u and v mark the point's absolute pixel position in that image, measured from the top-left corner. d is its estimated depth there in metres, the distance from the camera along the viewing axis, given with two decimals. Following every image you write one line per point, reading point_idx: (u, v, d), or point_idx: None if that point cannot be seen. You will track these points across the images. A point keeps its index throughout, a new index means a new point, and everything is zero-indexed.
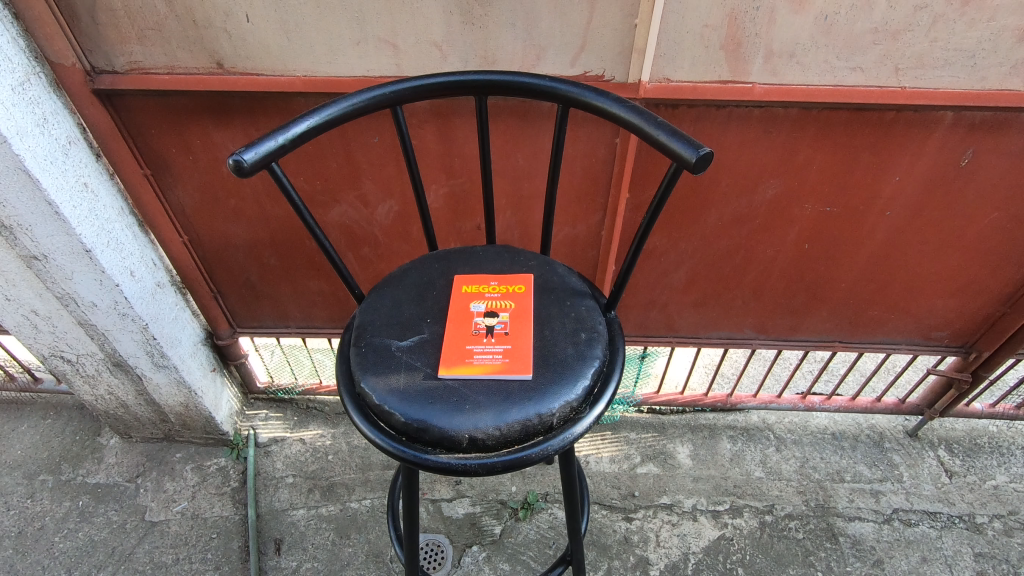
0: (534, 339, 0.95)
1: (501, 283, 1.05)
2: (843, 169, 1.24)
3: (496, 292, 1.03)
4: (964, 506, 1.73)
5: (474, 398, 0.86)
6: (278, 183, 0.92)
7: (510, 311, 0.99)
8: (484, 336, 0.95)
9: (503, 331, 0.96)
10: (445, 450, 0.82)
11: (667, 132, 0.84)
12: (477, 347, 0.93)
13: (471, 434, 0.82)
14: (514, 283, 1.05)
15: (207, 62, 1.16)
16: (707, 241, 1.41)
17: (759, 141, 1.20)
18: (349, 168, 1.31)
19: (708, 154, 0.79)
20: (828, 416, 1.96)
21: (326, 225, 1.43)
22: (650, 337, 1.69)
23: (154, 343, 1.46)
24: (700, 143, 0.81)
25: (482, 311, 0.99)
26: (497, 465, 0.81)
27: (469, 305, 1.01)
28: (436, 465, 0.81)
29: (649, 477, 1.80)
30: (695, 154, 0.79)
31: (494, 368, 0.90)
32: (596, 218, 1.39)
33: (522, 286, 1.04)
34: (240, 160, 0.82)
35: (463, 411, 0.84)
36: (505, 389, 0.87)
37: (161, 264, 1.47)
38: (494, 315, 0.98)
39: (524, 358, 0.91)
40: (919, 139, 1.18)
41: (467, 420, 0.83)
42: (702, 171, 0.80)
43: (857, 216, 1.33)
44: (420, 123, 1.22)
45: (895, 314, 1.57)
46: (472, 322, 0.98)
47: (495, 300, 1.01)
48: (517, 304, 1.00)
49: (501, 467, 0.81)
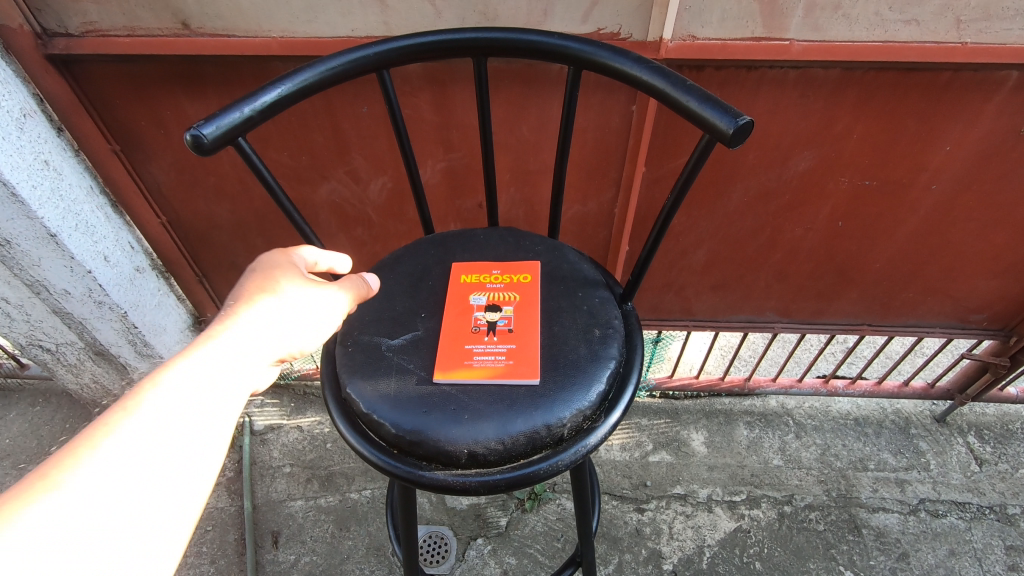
0: (541, 338, 0.84)
1: (503, 271, 0.95)
2: (886, 139, 1.11)
3: (498, 282, 0.93)
4: (994, 496, 1.64)
5: (473, 406, 0.76)
6: (246, 158, 0.81)
7: (514, 305, 0.88)
8: (484, 334, 0.85)
9: (506, 328, 0.85)
10: (441, 466, 0.73)
11: (698, 97, 0.71)
12: (477, 346, 0.83)
13: (470, 448, 0.73)
14: (517, 271, 0.94)
15: (171, 22, 1.03)
16: (730, 219, 1.29)
17: (794, 109, 1.07)
18: (336, 141, 1.19)
19: (748, 125, 0.67)
20: (851, 401, 1.86)
21: (316, 204, 1.32)
22: (665, 321, 1.59)
23: (135, 331, 1.38)
24: (737, 111, 0.69)
25: (483, 305, 0.89)
26: (499, 483, 0.71)
27: (467, 297, 0.90)
28: (431, 484, 0.71)
29: (662, 465, 1.71)
30: (733, 125, 0.67)
31: (496, 371, 0.79)
32: (608, 194, 1.27)
33: (527, 274, 0.94)
34: (198, 135, 0.71)
35: (460, 422, 0.75)
36: (507, 395, 0.77)
37: (139, 247, 1.37)
38: (496, 308, 0.88)
39: (533, 360, 0.81)
40: (976, 105, 1.04)
41: (465, 432, 0.74)
42: (739, 146, 0.69)
43: (899, 191, 1.20)
44: (412, 91, 1.09)
45: (932, 296, 1.45)
46: (472, 318, 0.87)
47: (496, 291, 0.91)
48: (522, 296, 0.90)
49: (506, 486, 0.71)
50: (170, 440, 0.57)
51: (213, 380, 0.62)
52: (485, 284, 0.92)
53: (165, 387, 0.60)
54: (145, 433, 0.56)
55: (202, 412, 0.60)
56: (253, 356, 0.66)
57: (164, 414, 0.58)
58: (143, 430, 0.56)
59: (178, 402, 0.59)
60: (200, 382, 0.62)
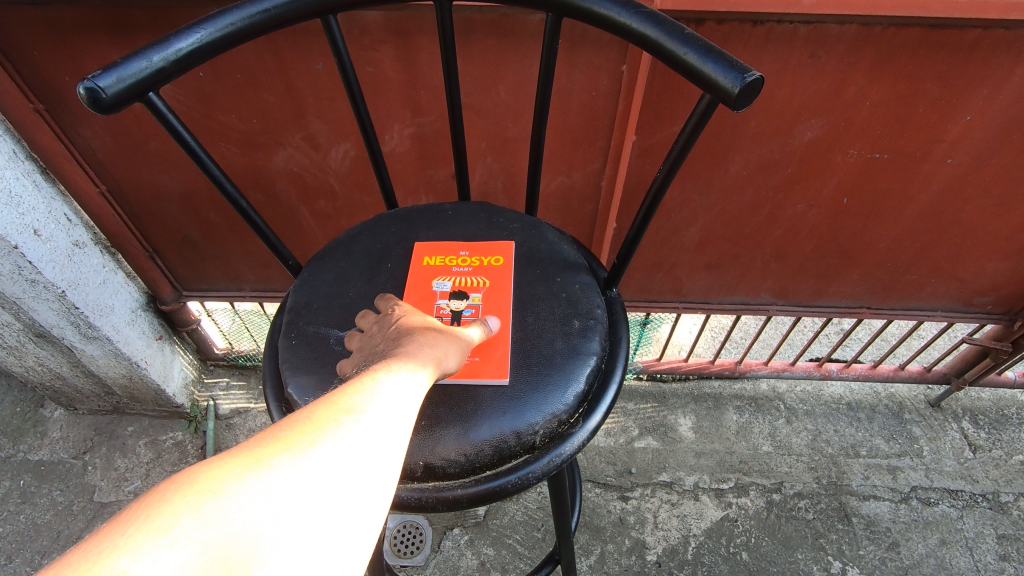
0: (513, 330, 0.75)
1: (473, 253, 0.84)
2: (901, 106, 1.00)
3: (466, 265, 0.83)
4: (987, 484, 1.60)
5: (433, 411, 0.67)
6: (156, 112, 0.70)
7: (483, 292, 0.79)
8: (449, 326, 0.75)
9: (473, 318, 0.75)
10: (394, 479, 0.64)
11: (697, 49, 0.61)
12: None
13: (427, 460, 0.64)
14: (487, 253, 0.84)
15: None
16: (726, 194, 1.18)
17: (803, 71, 0.96)
18: (290, 102, 1.06)
19: (756, 80, 0.57)
20: (844, 385, 1.80)
21: (272, 173, 1.19)
22: (654, 302, 1.50)
23: (77, 312, 1.26)
24: (744, 65, 0.58)
25: (448, 291, 0.79)
26: (461, 500, 0.62)
27: (430, 283, 0.80)
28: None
29: (647, 452, 1.64)
30: (739, 82, 0.57)
31: (461, 370, 0.70)
32: (595, 165, 1.15)
33: (499, 258, 0.83)
34: (96, 89, 0.61)
35: (417, 431, 0.65)
36: (472, 399, 0.68)
37: (77, 220, 1.24)
38: (463, 297, 0.78)
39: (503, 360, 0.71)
40: (1004, 69, 0.93)
41: (422, 442, 0.64)
42: (744, 107, 0.58)
43: (911, 164, 1.10)
44: (373, 45, 0.96)
45: (937, 278, 1.36)
46: (435, 307, 0.77)
47: (464, 277, 0.81)
48: (493, 282, 0.80)
49: (468, 502, 0.62)
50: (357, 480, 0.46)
51: (405, 414, 0.52)
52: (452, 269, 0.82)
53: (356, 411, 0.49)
54: (336, 465, 0.45)
55: (390, 442, 0.49)
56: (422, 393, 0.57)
57: (359, 440, 0.47)
58: (336, 459, 0.46)
59: (368, 433, 0.48)
60: (393, 413, 0.51)
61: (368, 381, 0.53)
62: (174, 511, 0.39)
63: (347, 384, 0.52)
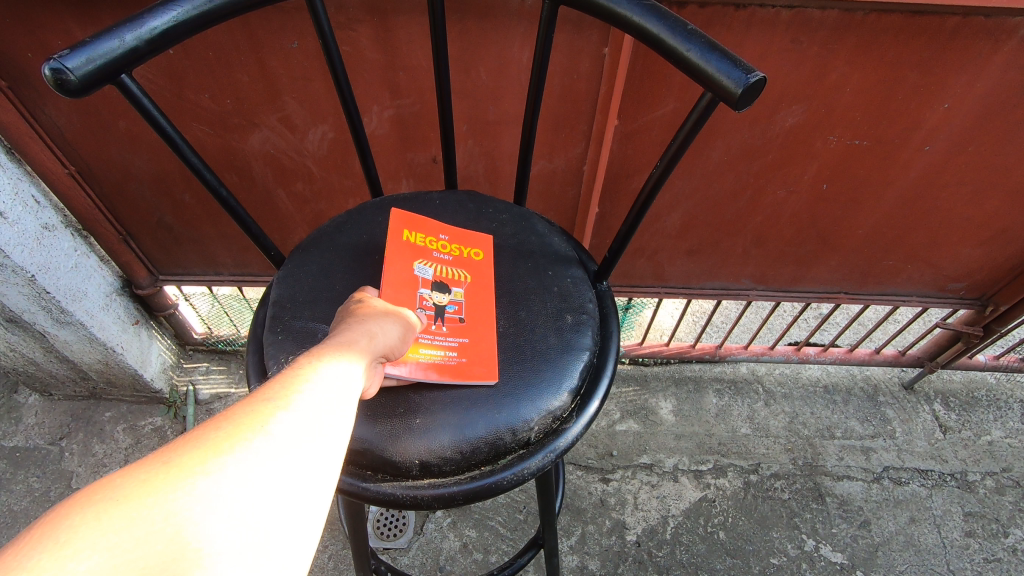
0: (496, 332, 0.75)
1: (451, 241, 0.84)
2: (881, 94, 1.01)
3: (447, 254, 0.82)
4: (956, 463, 1.64)
5: (428, 409, 0.67)
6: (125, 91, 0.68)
7: (464, 287, 0.79)
8: (434, 320, 0.74)
9: (457, 316, 0.75)
10: (388, 478, 0.64)
11: (700, 46, 0.60)
12: (424, 337, 0.72)
13: (422, 458, 0.64)
14: (468, 244, 0.84)
15: None
16: (708, 180, 1.19)
17: (785, 56, 0.95)
18: (265, 82, 1.03)
19: (761, 81, 0.57)
20: (821, 369, 1.83)
21: (248, 155, 1.16)
22: (637, 288, 1.50)
23: (48, 296, 1.23)
24: (748, 65, 0.58)
25: (429, 280, 0.77)
26: (456, 497, 0.63)
27: (411, 266, 0.78)
28: (377, 499, 0.63)
29: (629, 434, 1.66)
30: (743, 82, 0.56)
31: (448, 370, 0.70)
32: (578, 150, 1.15)
33: (478, 251, 0.84)
34: (63, 70, 0.58)
35: (413, 429, 0.66)
36: (468, 396, 0.68)
37: (46, 202, 1.20)
38: (445, 291, 0.77)
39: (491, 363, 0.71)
40: (982, 56, 0.94)
41: (417, 440, 0.65)
42: (746, 107, 0.58)
43: (890, 152, 1.11)
44: (349, 24, 0.94)
45: (913, 264, 1.38)
46: (417, 296, 0.75)
47: (444, 267, 0.80)
48: (474, 276, 0.80)
49: (463, 499, 0.63)
50: (289, 473, 0.43)
51: (343, 396, 0.51)
52: (432, 256, 0.81)
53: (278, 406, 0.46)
54: (262, 463, 0.42)
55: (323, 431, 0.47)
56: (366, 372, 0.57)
57: (289, 434, 0.45)
58: (262, 456, 0.43)
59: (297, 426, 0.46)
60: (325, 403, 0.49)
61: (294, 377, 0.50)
62: (70, 528, 0.36)
63: (276, 376, 0.50)
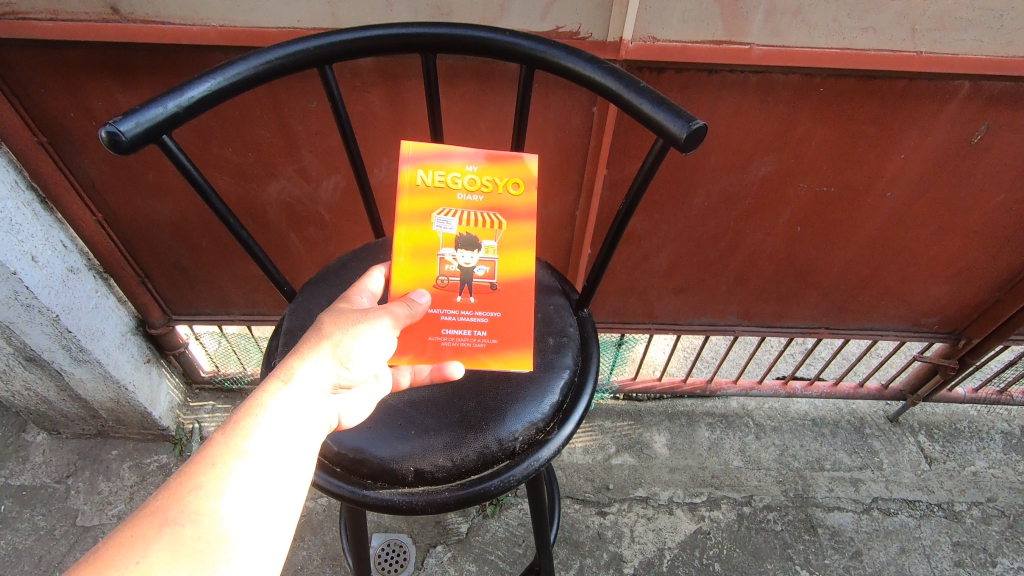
0: (526, 303, 0.77)
1: (484, 171, 0.77)
2: (844, 146, 1.11)
3: (478, 192, 0.77)
4: (942, 494, 1.69)
5: (423, 422, 0.76)
6: (167, 150, 0.77)
7: (496, 240, 0.77)
8: (460, 293, 0.77)
9: (486, 285, 0.77)
10: (387, 485, 0.73)
11: (652, 100, 0.70)
12: (447, 315, 0.76)
13: (418, 466, 0.73)
14: (505, 173, 0.78)
15: (100, 6, 0.95)
16: (691, 224, 1.28)
17: (755, 113, 1.06)
18: (284, 137, 1.13)
19: (701, 128, 0.66)
20: (809, 402, 1.89)
21: (264, 203, 1.25)
22: (628, 324, 1.58)
23: (69, 336, 1.29)
24: (691, 114, 0.67)
25: (456, 238, 0.77)
26: (448, 501, 0.71)
27: (436, 222, 0.77)
28: (379, 504, 0.71)
29: (624, 468, 1.71)
30: (686, 129, 0.65)
31: (478, 355, 0.76)
32: (569, 197, 1.24)
33: (517, 181, 0.77)
34: (116, 132, 0.66)
35: (410, 438, 0.75)
36: (458, 411, 0.77)
37: (73, 246, 1.28)
38: (474, 248, 0.77)
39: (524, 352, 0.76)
40: (931, 113, 1.05)
41: (413, 450, 0.74)
42: (693, 150, 0.67)
43: (856, 197, 1.21)
44: (363, 86, 1.04)
45: (887, 300, 1.47)
46: (439, 261, 0.77)
47: (473, 213, 0.77)
48: (509, 221, 0.77)
49: (455, 503, 0.71)
50: (248, 558, 0.50)
51: (301, 437, 0.58)
52: (460, 200, 0.77)
53: (216, 499, 0.50)
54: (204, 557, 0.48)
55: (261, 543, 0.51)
56: (316, 409, 0.61)
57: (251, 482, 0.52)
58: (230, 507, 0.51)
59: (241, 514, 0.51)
60: (266, 480, 0.53)
61: (220, 463, 0.52)
62: None
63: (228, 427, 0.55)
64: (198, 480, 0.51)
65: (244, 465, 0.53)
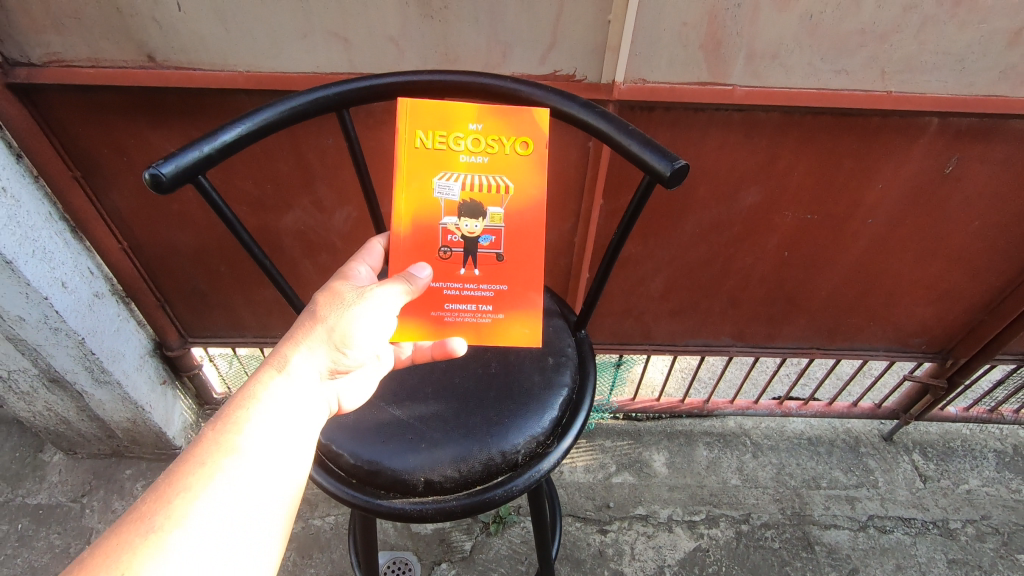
0: (532, 273, 0.81)
1: (487, 131, 0.77)
2: (825, 177, 1.19)
3: (482, 153, 0.77)
4: (937, 511, 1.72)
5: (431, 435, 0.82)
6: (201, 190, 0.83)
7: (501, 206, 0.79)
8: (464, 263, 0.80)
9: (492, 255, 0.80)
10: (399, 494, 0.79)
11: (638, 141, 0.77)
12: (452, 290, 0.81)
13: (428, 476, 0.79)
14: (511, 133, 0.77)
15: (136, 55, 1.03)
16: (684, 249, 1.35)
17: (740, 148, 1.14)
18: (301, 171, 1.21)
19: (683, 167, 0.73)
20: (805, 422, 1.93)
21: (280, 231, 1.33)
22: (626, 345, 1.63)
23: (92, 358, 1.36)
24: (674, 154, 0.74)
25: (459, 203, 0.78)
26: (455, 509, 0.77)
27: (439, 187, 0.78)
28: (391, 512, 0.77)
29: (624, 486, 1.75)
30: (669, 167, 0.73)
31: (487, 326, 0.82)
32: (568, 224, 1.32)
33: (523, 141, 0.77)
34: (157, 173, 0.73)
35: (420, 450, 0.81)
36: (465, 425, 0.83)
37: (99, 273, 1.36)
38: (477, 215, 0.78)
39: (530, 322, 0.82)
40: (904, 147, 1.13)
41: (423, 461, 0.80)
42: (677, 185, 0.74)
43: (838, 224, 1.28)
44: (376, 125, 1.13)
45: (875, 321, 1.53)
46: (443, 230, 0.79)
47: (477, 176, 0.78)
48: (515, 184, 0.78)
49: (462, 511, 0.77)
50: (238, 545, 0.56)
51: (290, 426, 0.63)
52: (463, 162, 0.77)
53: (211, 490, 0.56)
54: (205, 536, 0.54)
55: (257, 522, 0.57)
56: (310, 397, 0.66)
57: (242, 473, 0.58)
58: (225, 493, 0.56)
59: (235, 505, 0.56)
60: (258, 474, 0.59)
61: (215, 459, 0.57)
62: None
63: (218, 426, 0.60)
64: (190, 480, 0.56)
65: (235, 461, 0.58)
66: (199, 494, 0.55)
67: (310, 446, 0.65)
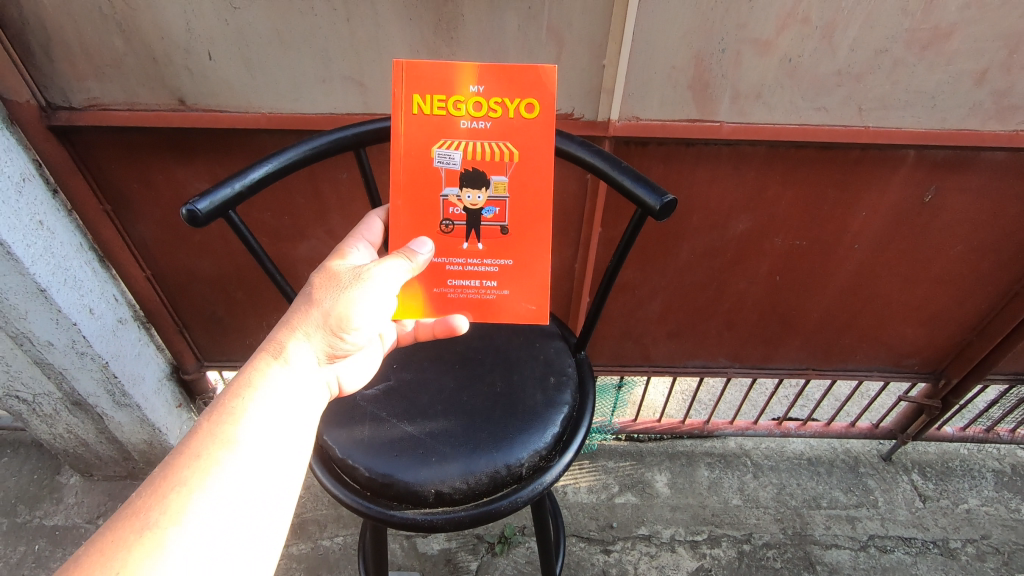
0: (535, 243, 0.86)
1: (488, 95, 0.79)
2: (811, 205, 1.26)
3: (484, 117, 0.80)
4: (937, 531, 1.74)
5: (441, 450, 0.87)
6: (231, 223, 0.91)
7: (504, 172, 0.82)
8: (468, 236, 0.86)
9: (496, 228, 0.86)
10: (411, 506, 0.84)
11: (632, 177, 0.84)
12: (456, 265, 0.88)
13: (438, 488, 0.84)
14: (514, 95, 0.79)
15: (168, 99, 1.12)
16: (679, 274, 1.41)
17: (729, 179, 1.21)
18: (317, 203, 1.29)
19: (671, 202, 0.80)
20: (805, 442, 1.97)
21: (295, 259, 1.40)
22: (627, 367, 1.69)
23: (115, 381, 1.42)
24: (663, 189, 0.81)
25: (461, 171, 0.82)
26: (463, 519, 0.81)
27: (441, 156, 0.82)
28: (403, 523, 0.82)
29: (627, 507, 1.78)
30: (659, 202, 0.80)
31: (490, 296, 0.89)
32: (568, 251, 1.38)
33: (526, 101, 0.79)
34: (193, 210, 0.81)
35: (430, 463, 0.86)
36: (472, 440, 0.89)
37: (123, 299, 1.42)
38: (480, 185, 0.83)
39: (530, 297, 0.89)
40: (883, 177, 1.20)
41: (433, 473, 0.85)
42: (666, 219, 0.81)
43: (826, 249, 1.34)
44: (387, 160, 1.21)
45: (867, 342, 1.58)
46: (445, 202, 0.84)
47: (479, 140, 0.81)
48: (519, 149, 0.81)
49: (470, 522, 0.82)
50: (239, 531, 0.60)
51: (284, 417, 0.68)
52: (464, 129, 0.81)
53: (211, 481, 0.60)
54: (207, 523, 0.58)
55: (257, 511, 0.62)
56: (308, 382, 0.72)
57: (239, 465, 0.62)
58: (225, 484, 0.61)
59: (233, 493, 0.61)
60: (252, 465, 0.63)
61: (213, 452, 0.62)
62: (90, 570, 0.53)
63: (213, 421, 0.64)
64: (187, 473, 0.60)
65: (232, 454, 0.63)
66: (197, 487, 0.60)
67: (304, 438, 0.70)
